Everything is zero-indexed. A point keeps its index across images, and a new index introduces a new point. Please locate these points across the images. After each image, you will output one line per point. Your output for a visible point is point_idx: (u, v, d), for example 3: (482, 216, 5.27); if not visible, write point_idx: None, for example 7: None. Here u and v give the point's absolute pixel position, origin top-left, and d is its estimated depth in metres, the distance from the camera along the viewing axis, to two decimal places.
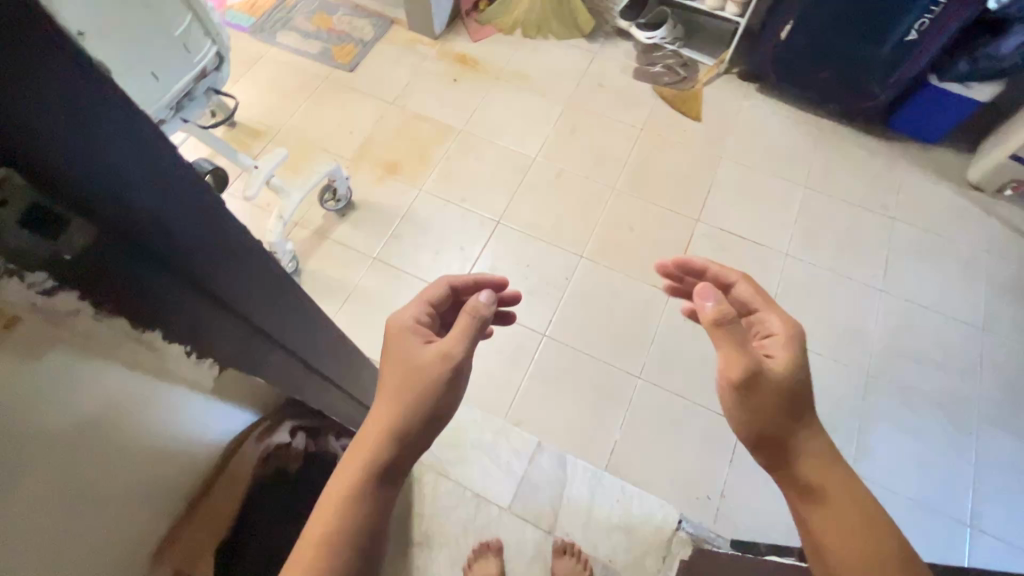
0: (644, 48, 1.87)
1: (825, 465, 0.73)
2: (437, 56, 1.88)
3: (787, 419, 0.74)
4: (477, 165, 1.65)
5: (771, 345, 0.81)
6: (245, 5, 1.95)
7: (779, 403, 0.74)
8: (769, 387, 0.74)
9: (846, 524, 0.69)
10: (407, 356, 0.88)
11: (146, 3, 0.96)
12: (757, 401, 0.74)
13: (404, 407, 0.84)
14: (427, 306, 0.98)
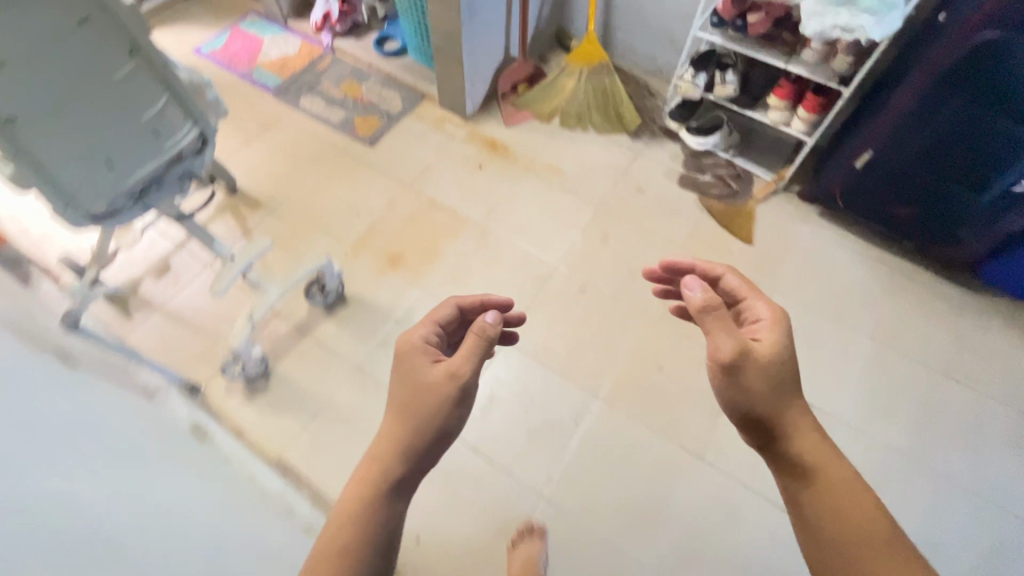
0: (692, 152, 1.68)
1: (818, 447, 0.71)
2: (465, 137, 1.73)
3: (776, 401, 0.72)
4: (490, 267, 1.46)
5: (760, 327, 0.78)
6: (275, 64, 1.90)
7: (769, 385, 0.73)
8: (760, 367, 0.73)
9: (844, 514, 0.66)
10: (413, 377, 0.83)
11: (107, 89, 0.80)
12: (749, 381, 0.73)
13: (410, 430, 0.79)
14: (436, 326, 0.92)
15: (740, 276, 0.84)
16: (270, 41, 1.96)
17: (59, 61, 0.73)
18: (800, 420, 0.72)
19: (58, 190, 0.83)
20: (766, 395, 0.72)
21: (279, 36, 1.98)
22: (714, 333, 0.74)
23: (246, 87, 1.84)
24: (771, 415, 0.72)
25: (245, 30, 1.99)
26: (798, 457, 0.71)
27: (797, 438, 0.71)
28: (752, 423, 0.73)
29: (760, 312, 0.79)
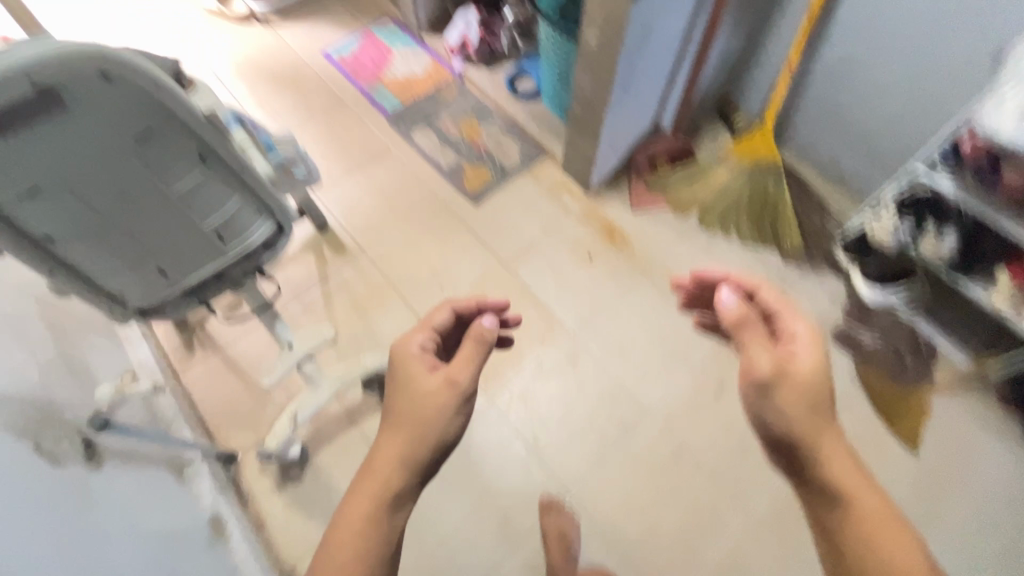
0: (861, 301, 1.32)
1: (853, 471, 0.66)
2: (580, 215, 1.49)
3: (813, 425, 0.67)
4: (573, 394, 1.24)
5: (795, 339, 0.73)
6: (398, 84, 1.75)
7: (806, 404, 0.68)
8: (794, 385, 0.69)
9: (874, 544, 0.61)
10: (412, 383, 0.87)
11: (167, 201, 0.67)
12: (782, 409, 0.69)
13: (415, 441, 0.82)
14: (431, 334, 0.95)
15: (773, 290, 0.79)
16: (399, 55, 1.82)
17: (115, 180, 0.60)
18: (830, 445, 0.67)
19: (112, 294, 0.73)
20: (804, 419, 0.68)
21: (409, 50, 1.82)
22: (752, 346, 0.73)
23: (364, 106, 1.71)
24: (804, 439, 0.67)
25: (378, 38, 1.85)
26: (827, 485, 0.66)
27: (829, 461, 0.66)
28: (786, 445, 0.68)
29: (794, 324, 0.75)
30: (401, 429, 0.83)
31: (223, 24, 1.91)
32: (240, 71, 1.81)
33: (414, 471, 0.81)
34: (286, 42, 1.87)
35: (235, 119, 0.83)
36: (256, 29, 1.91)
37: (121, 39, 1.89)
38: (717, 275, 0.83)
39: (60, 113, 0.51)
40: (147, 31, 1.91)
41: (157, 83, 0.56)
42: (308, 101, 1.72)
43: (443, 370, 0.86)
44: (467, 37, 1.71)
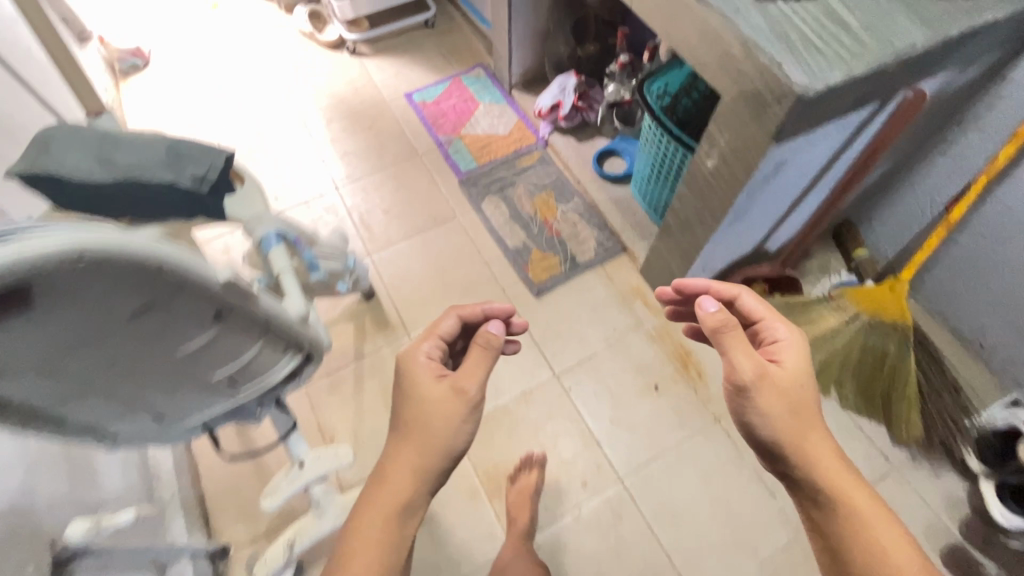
0: (987, 518, 1.08)
1: (835, 465, 0.72)
2: (653, 332, 1.30)
3: (799, 433, 0.73)
4: (612, 558, 1.06)
5: (779, 349, 0.80)
6: (477, 141, 1.62)
7: (789, 410, 0.74)
8: (774, 389, 0.74)
9: (856, 538, 0.68)
10: (418, 393, 0.80)
11: (167, 362, 0.54)
12: (768, 418, 0.74)
13: (425, 460, 0.77)
14: (436, 341, 0.87)
15: (751, 301, 0.84)
16: (484, 109, 1.69)
17: (105, 353, 0.48)
18: (816, 451, 0.73)
19: (112, 438, 0.63)
20: (788, 425, 0.73)
21: (496, 105, 1.70)
22: (735, 350, 0.76)
23: (437, 160, 1.59)
24: (788, 447, 0.73)
25: (466, 87, 1.74)
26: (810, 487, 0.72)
27: (807, 460, 0.72)
28: (775, 453, 0.74)
29: (775, 332, 0.81)
30: (411, 445, 0.78)
31: (314, 48, 1.87)
32: (321, 102, 1.74)
33: (426, 482, 0.77)
34: (373, 77, 1.79)
35: (286, 239, 0.71)
36: (346, 57, 1.85)
37: (215, 51, 1.87)
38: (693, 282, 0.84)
39: (22, 312, 0.39)
40: (240, 46, 1.89)
41: (156, 261, 0.43)
42: (382, 145, 1.62)
43: (450, 380, 0.80)
44: (559, 101, 1.55)
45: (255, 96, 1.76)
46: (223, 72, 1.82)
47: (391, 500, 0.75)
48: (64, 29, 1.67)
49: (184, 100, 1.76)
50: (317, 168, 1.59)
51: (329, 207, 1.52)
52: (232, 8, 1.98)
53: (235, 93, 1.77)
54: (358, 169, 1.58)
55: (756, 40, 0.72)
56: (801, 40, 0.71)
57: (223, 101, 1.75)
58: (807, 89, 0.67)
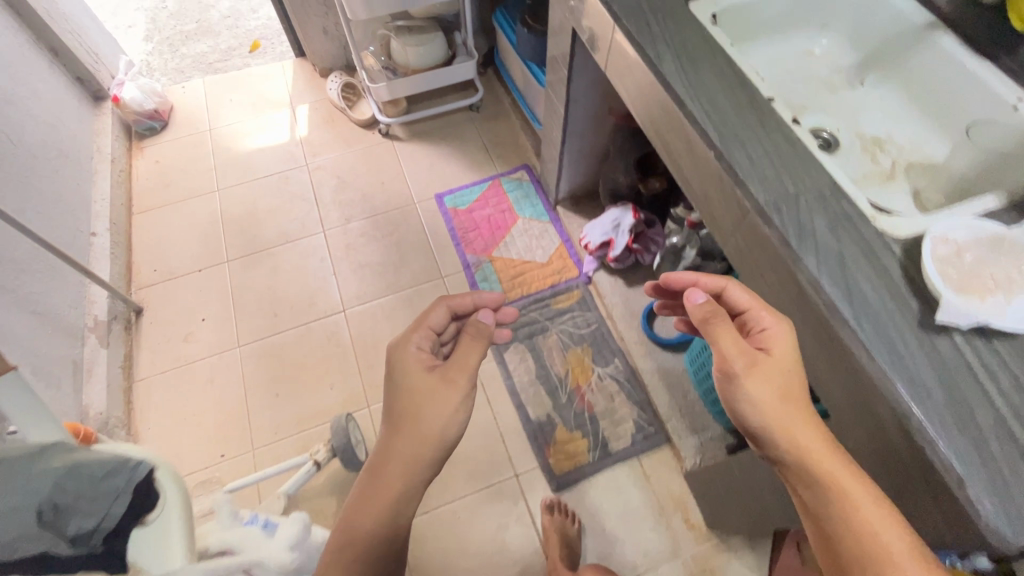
0: None
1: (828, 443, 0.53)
2: (691, 568, 1.06)
3: (789, 418, 0.55)
4: None
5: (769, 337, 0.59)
6: (509, 267, 1.40)
7: (777, 390, 0.56)
8: (764, 373, 0.56)
9: (852, 537, 0.49)
10: (406, 383, 0.67)
11: None
12: (760, 403, 0.55)
13: (418, 460, 0.64)
14: (427, 332, 0.73)
15: (734, 288, 0.63)
16: (523, 225, 1.47)
17: None
18: (806, 438, 0.54)
19: None
20: (776, 409, 0.55)
21: (537, 221, 1.47)
22: (722, 342, 0.58)
23: (461, 287, 1.38)
24: (775, 432, 0.54)
25: (505, 193, 1.53)
26: (801, 484, 0.53)
27: (796, 443, 0.54)
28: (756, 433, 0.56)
29: (760, 319, 0.60)
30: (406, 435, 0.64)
31: (344, 124, 1.68)
32: (342, 193, 1.55)
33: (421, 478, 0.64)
34: (403, 168, 1.60)
35: None
36: (377, 139, 1.65)
37: (240, 117, 1.71)
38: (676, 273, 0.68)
39: None
40: (267, 114, 1.72)
41: None
42: (401, 260, 1.42)
43: (439, 367, 0.66)
44: (610, 240, 1.31)
45: (272, 178, 1.58)
46: (243, 144, 1.65)
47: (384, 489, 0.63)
48: (77, 91, 1.54)
49: (195, 175, 1.59)
50: (325, 280, 1.40)
51: (330, 332, 1.32)
52: (265, 69, 1.83)
53: (251, 172, 1.59)
54: (371, 289, 1.38)
55: (924, 419, 0.47)
56: (998, 435, 0.46)
57: (236, 180, 1.58)
58: (1012, 543, 0.42)
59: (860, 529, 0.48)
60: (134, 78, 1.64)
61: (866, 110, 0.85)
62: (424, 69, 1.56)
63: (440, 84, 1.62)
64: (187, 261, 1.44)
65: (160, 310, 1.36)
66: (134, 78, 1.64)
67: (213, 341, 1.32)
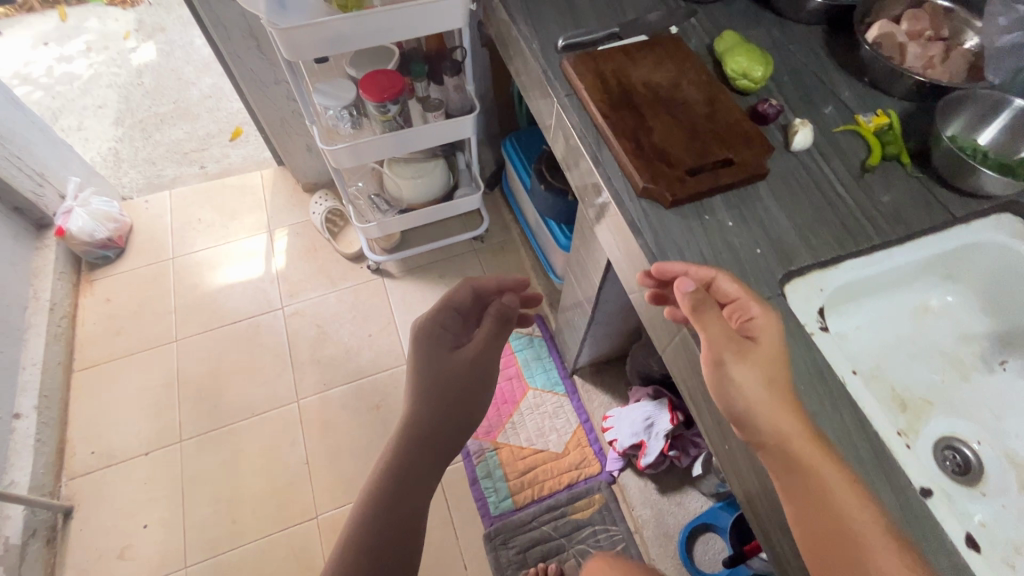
0: None
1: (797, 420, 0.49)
2: None
3: (765, 402, 0.49)
4: None
5: (752, 323, 0.53)
6: (517, 457, 1.18)
7: (761, 377, 0.50)
8: (752, 362, 0.50)
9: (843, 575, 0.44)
10: (430, 356, 0.75)
11: None
12: (743, 392, 0.50)
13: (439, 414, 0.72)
14: (449, 311, 0.81)
15: (723, 277, 0.55)
16: (534, 398, 1.25)
17: None
18: (786, 422, 0.49)
19: None
20: (761, 397, 0.49)
21: (550, 393, 1.25)
22: (711, 329, 0.52)
23: (459, 484, 1.15)
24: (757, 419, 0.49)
25: (512, 354, 1.30)
26: (776, 469, 0.49)
27: (776, 426, 0.49)
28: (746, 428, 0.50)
29: (747, 307, 0.54)
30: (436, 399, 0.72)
31: (328, 255, 1.47)
32: (322, 347, 1.32)
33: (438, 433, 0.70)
34: (394, 315, 1.38)
35: None
36: (366, 275, 1.44)
37: (209, 242, 1.49)
38: (667, 264, 0.57)
39: None
40: (240, 239, 1.50)
41: None
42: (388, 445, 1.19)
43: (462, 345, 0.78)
44: (642, 442, 1.09)
45: (241, 326, 1.36)
46: (210, 279, 1.43)
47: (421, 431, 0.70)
48: (13, 224, 1.31)
49: (150, 320, 1.36)
50: (297, 472, 1.17)
51: (299, 546, 1.09)
52: (241, 181, 1.61)
53: (217, 317, 1.37)
54: (351, 486, 1.15)
55: None
56: None
57: (200, 327, 1.35)
58: None
59: (827, 514, 0.46)
60: (85, 201, 1.41)
61: (1018, 415, 0.62)
62: (421, 204, 1.35)
63: (440, 217, 1.40)
64: (131, 440, 1.20)
65: (95, 510, 1.13)
66: (84, 202, 1.40)
67: (154, 558, 1.08)
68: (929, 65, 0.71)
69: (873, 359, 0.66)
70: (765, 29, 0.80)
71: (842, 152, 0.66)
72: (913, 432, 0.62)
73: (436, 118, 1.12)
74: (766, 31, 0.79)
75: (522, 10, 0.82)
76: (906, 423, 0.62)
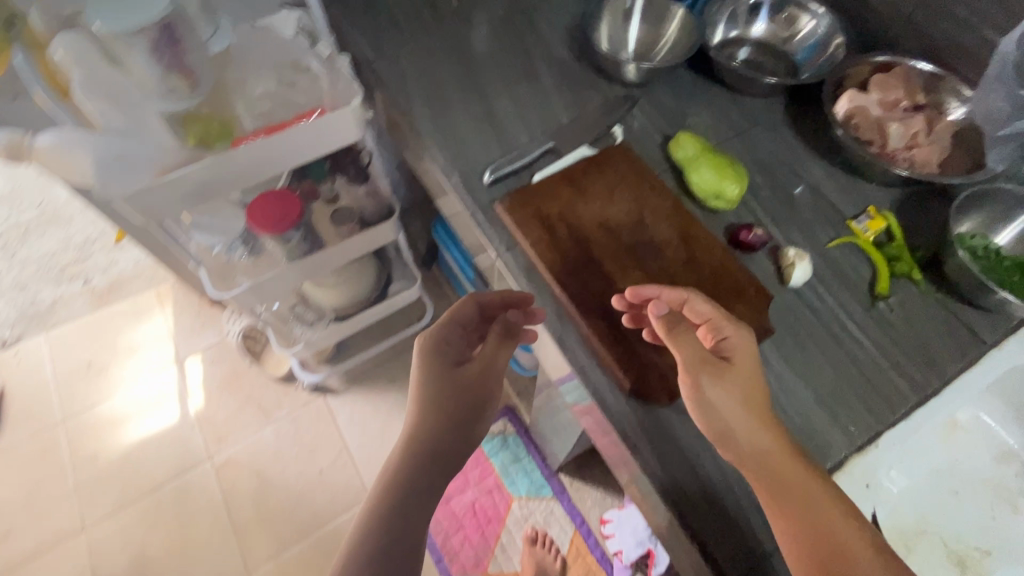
0: None
1: (778, 436, 0.44)
2: None
3: (744, 421, 0.44)
4: None
5: (728, 344, 0.47)
6: None
7: (740, 399, 0.44)
8: (726, 386, 0.45)
9: None
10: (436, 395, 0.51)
11: None
12: (720, 412, 0.44)
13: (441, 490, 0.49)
14: (456, 332, 0.55)
15: (694, 296, 0.48)
16: (520, 509, 1.12)
17: None
18: (766, 439, 0.43)
19: None
20: (737, 414, 0.44)
21: (536, 499, 1.12)
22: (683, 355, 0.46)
23: None
24: (736, 434, 0.43)
25: (487, 460, 1.16)
26: (756, 486, 0.43)
27: (755, 440, 0.43)
28: (725, 444, 0.44)
29: (722, 328, 0.47)
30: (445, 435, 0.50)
31: (254, 381, 1.26)
32: (266, 500, 1.13)
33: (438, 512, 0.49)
34: (345, 440, 1.20)
35: None
36: (303, 397, 1.24)
37: (106, 393, 1.25)
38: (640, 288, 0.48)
39: None
40: (145, 380, 1.27)
41: None
42: None
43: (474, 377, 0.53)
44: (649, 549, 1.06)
45: (164, 493, 1.14)
46: (115, 440, 1.19)
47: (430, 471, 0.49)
48: None
49: (46, 511, 1.12)
50: None
51: None
52: (133, 305, 1.36)
53: (130, 490, 1.14)
54: None
55: None
56: None
57: (110, 506, 1.12)
58: None
59: (818, 533, 0.40)
60: None
61: None
62: (352, 314, 1.16)
63: (377, 319, 1.22)
64: None
65: None
66: None
67: None
68: (913, 142, 0.61)
69: (919, 509, 0.56)
70: (720, 109, 0.68)
71: (845, 277, 0.55)
72: None
73: (350, 231, 0.94)
74: (722, 113, 0.67)
75: (431, 128, 0.67)
76: None
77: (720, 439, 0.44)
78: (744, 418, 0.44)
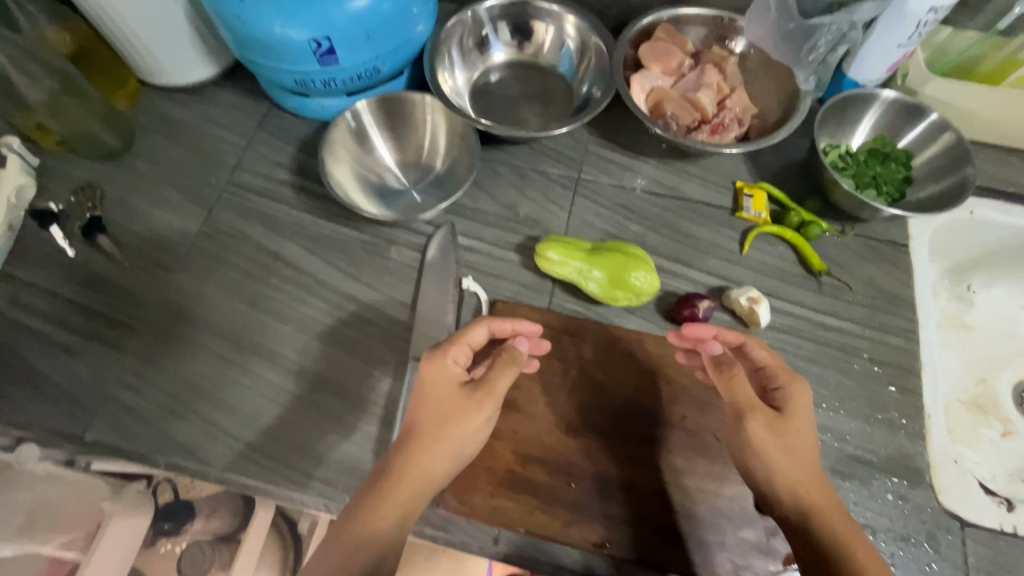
0: None
1: (831, 493, 0.35)
2: None
3: (795, 467, 0.35)
4: None
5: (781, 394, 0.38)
6: None
7: (784, 445, 0.36)
8: (769, 431, 0.36)
9: None
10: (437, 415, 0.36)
11: None
12: (757, 453, 0.36)
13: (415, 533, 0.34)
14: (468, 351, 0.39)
15: (753, 339, 0.41)
16: None
17: None
18: (815, 482, 0.35)
19: None
20: (776, 452, 0.36)
21: None
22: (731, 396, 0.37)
23: None
24: (775, 476, 0.36)
25: None
26: (792, 525, 0.35)
27: (803, 487, 0.35)
28: (762, 482, 0.36)
29: (779, 377, 0.39)
30: (416, 445, 0.35)
31: None
32: None
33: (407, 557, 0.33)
34: None
35: None
36: None
37: None
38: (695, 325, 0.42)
39: None
40: None
41: None
42: None
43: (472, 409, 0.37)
44: None
45: None
46: None
47: (415, 485, 0.34)
48: None
49: None
50: None
51: None
52: None
53: None
54: None
55: None
56: None
57: None
58: None
59: None
60: None
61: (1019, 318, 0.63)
62: None
63: None
64: None
65: None
66: None
67: None
68: (722, 95, 0.55)
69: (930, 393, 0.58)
70: (536, 173, 0.56)
71: (778, 274, 0.51)
72: (1010, 422, 0.58)
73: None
74: (541, 177, 0.56)
75: (257, 455, 0.44)
76: (1002, 423, 0.58)
77: (761, 478, 0.36)
78: (785, 462, 0.35)
